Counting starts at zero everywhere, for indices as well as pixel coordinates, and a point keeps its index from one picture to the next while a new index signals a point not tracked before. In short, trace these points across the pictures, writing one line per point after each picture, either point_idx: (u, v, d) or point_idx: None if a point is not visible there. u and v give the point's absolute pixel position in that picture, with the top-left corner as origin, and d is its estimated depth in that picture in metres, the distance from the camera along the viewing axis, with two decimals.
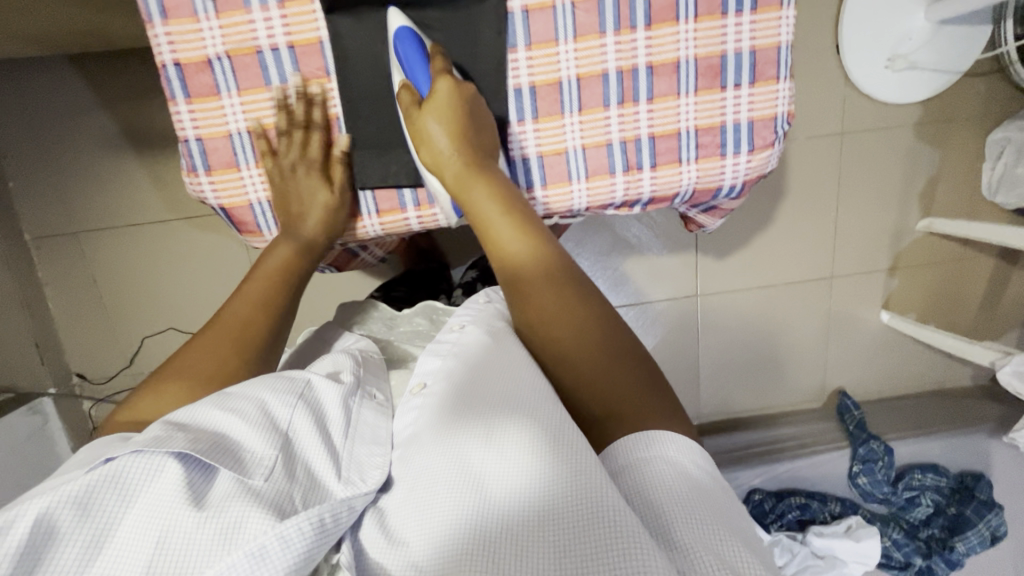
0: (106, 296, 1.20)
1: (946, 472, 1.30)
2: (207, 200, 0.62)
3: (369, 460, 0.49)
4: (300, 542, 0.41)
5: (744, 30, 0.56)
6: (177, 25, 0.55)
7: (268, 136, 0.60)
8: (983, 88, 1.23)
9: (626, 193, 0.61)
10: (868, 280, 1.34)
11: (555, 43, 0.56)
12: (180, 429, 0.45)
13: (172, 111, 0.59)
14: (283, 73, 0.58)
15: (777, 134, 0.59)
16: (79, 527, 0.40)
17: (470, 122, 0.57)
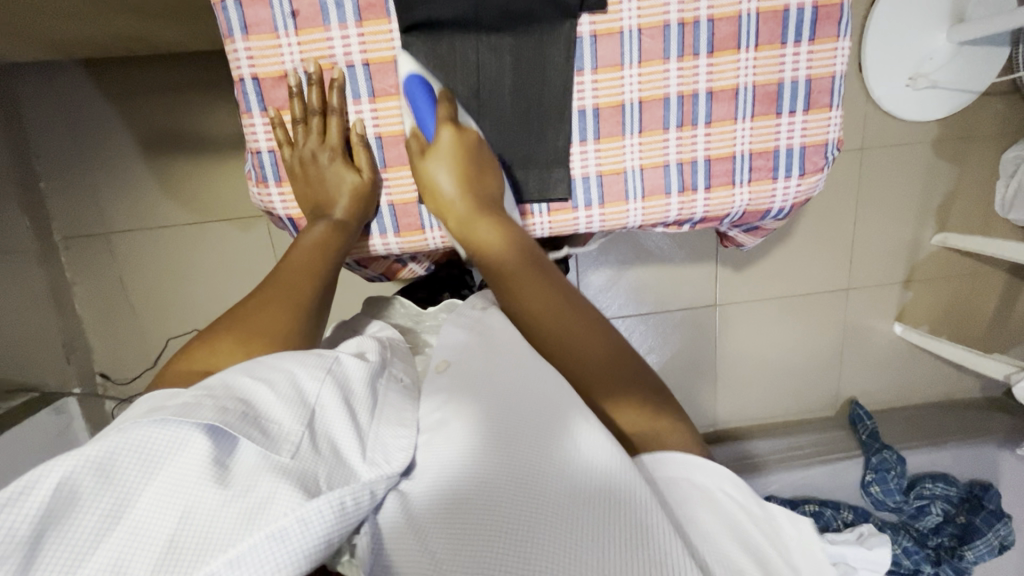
0: (132, 296, 1.21)
1: (956, 482, 1.33)
2: (274, 211, 0.63)
3: (394, 442, 0.46)
4: (320, 525, 0.38)
5: (801, 60, 0.59)
6: (258, 41, 0.56)
7: (286, 127, 0.60)
8: (1000, 107, 1.26)
9: (679, 212, 0.63)
10: (883, 293, 1.37)
11: (620, 67, 0.59)
12: (208, 396, 0.42)
13: (246, 124, 0.60)
14: (357, 90, 0.59)
15: (828, 160, 0.62)
16: (97, 497, 0.36)
17: (472, 163, 0.60)
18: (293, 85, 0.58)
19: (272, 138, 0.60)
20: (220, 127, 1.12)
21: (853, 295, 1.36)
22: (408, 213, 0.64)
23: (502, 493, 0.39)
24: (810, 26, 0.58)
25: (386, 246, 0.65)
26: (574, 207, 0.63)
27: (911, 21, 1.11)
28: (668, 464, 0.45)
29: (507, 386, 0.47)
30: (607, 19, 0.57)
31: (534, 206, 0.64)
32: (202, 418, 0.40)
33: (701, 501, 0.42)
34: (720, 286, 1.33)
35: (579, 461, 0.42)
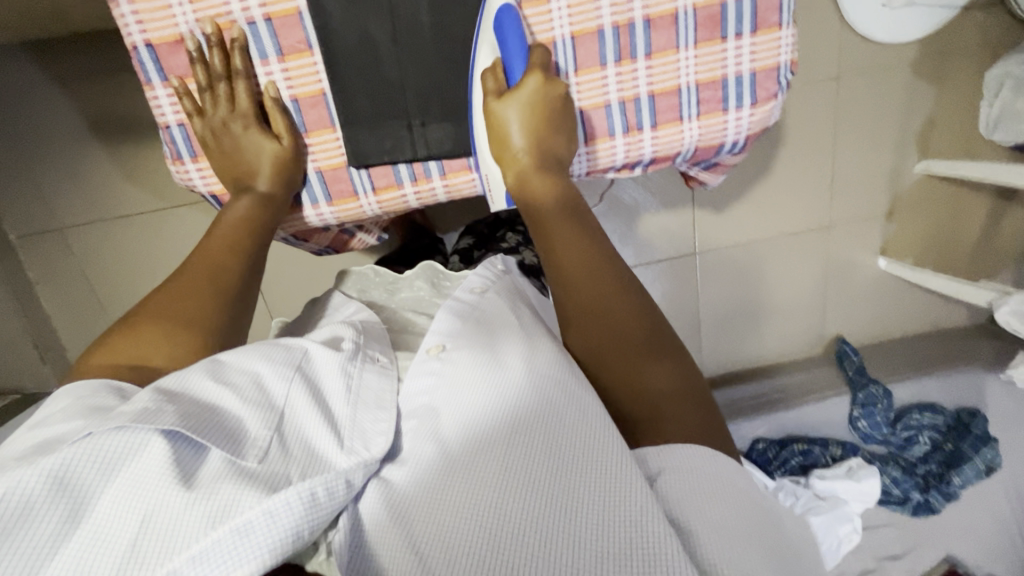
0: (100, 290, 1.19)
1: (943, 411, 1.33)
2: (196, 188, 0.60)
3: (373, 427, 0.47)
4: (288, 518, 0.38)
5: None
6: (144, 2, 0.52)
7: (192, 95, 0.56)
8: (983, 20, 1.19)
9: (626, 154, 0.60)
10: (867, 227, 1.34)
11: (547, 0, 0.55)
12: (168, 402, 0.41)
13: (150, 96, 0.56)
14: (264, 49, 0.55)
15: (780, 85, 0.59)
16: (51, 505, 0.35)
17: (551, 117, 0.57)
18: (191, 50, 0.54)
19: (179, 109, 0.56)
20: None
21: (835, 231, 1.34)
22: (338, 178, 0.60)
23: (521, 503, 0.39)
24: None
25: (320, 216, 0.62)
26: None
27: None
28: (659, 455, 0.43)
29: (498, 378, 0.46)
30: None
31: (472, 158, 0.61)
32: (162, 423, 0.39)
33: (688, 480, 0.42)
34: (698, 233, 1.30)
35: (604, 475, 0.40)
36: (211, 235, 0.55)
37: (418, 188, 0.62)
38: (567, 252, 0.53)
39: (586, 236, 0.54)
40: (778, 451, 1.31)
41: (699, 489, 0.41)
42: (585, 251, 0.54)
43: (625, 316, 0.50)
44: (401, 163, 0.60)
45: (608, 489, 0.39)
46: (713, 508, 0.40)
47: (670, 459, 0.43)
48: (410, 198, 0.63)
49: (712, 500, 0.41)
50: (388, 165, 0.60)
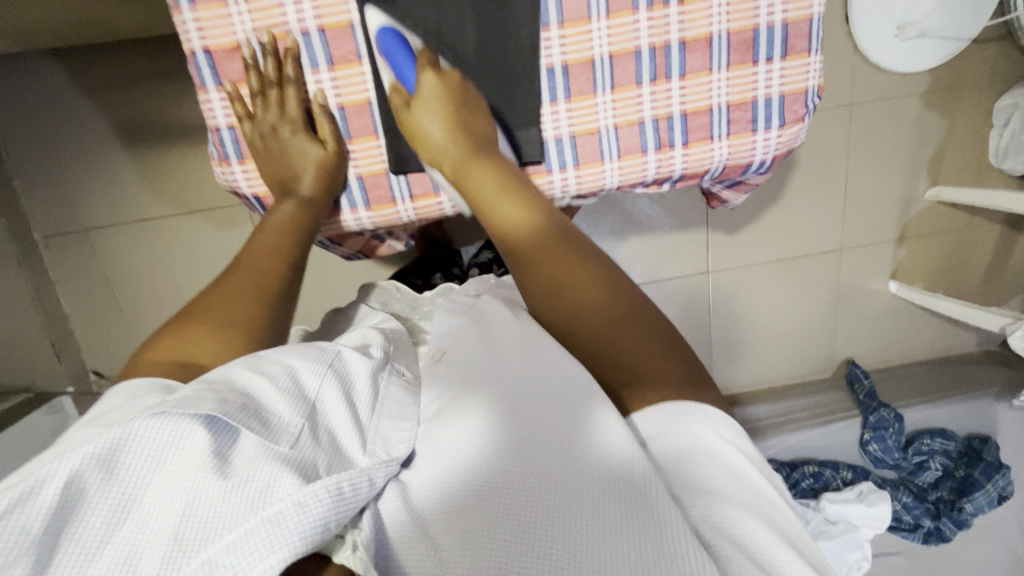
0: (118, 292, 1.20)
1: (954, 436, 1.33)
2: (239, 189, 0.61)
3: (394, 434, 0.48)
4: (316, 508, 0.39)
5: (776, 4, 0.56)
6: (206, 10, 0.54)
7: (244, 100, 0.58)
8: (992, 54, 1.22)
9: (657, 170, 0.61)
10: (878, 251, 1.36)
11: (587, 20, 0.56)
12: (208, 389, 0.42)
13: (203, 100, 0.58)
14: (315, 58, 0.57)
15: (807, 109, 0.60)
16: (102, 494, 0.37)
17: (461, 108, 0.57)
18: (247, 56, 0.56)
19: (230, 113, 0.58)
20: (192, 114, 1.09)
21: (847, 254, 1.35)
22: (377, 184, 0.62)
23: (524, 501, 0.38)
24: None
25: (357, 221, 0.64)
26: (548, 170, 0.61)
27: None
28: (656, 415, 0.46)
29: (513, 381, 0.47)
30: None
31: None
32: (202, 410, 0.40)
33: (686, 454, 0.44)
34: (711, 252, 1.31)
35: (625, 485, 0.40)
36: (258, 235, 0.58)
37: None
38: (553, 269, 0.53)
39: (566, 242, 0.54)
40: (789, 473, 1.29)
41: (708, 473, 0.43)
42: (566, 260, 0.53)
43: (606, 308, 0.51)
44: None
45: (630, 498, 0.39)
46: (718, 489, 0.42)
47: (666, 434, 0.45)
48: (446, 206, 0.64)
49: (709, 489, 0.41)
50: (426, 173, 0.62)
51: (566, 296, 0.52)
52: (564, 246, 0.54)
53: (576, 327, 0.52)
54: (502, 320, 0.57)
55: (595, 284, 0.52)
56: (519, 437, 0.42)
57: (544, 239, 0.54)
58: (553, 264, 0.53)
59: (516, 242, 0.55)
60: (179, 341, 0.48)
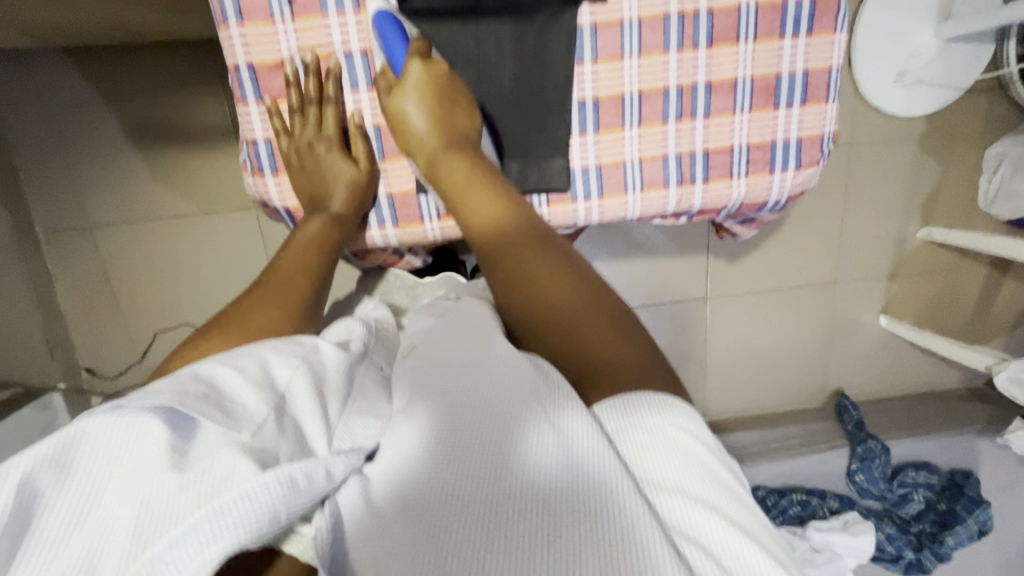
0: (118, 289, 1.18)
1: (937, 470, 1.37)
2: (270, 201, 0.63)
3: (363, 430, 0.46)
4: (269, 500, 0.36)
5: (799, 53, 0.59)
6: (254, 28, 0.56)
7: (283, 114, 0.60)
8: (985, 103, 1.28)
9: (678, 204, 0.63)
10: (870, 286, 1.40)
11: (620, 58, 0.59)
12: (175, 384, 0.41)
13: (242, 113, 0.60)
14: (356, 78, 0.60)
15: (823, 152, 0.63)
16: (60, 493, 0.36)
17: (441, 96, 0.59)
18: (290, 74, 0.58)
19: (267, 127, 0.60)
20: (207, 117, 1.10)
21: (841, 288, 1.39)
22: (407, 204, 0.64)
23: (524, 517, 0.34)
24: (807, 18, 0.58)
25: (384, 237, 0.65)
26: (573, 199, 0.63)
27: (899, 18, 1.13)
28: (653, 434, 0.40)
29: (481, 387, 0.42)
30: (607, 10, 0.57)
31: (534, 196, 0.63)
32: (161, 402, 0.39)
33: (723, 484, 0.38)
34: (711, 279, 1.34)
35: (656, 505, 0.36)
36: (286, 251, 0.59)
37: None
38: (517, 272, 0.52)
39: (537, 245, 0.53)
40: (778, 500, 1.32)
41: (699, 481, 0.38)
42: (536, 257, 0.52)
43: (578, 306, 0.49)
44: None
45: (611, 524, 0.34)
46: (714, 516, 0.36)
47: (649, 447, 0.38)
48: None
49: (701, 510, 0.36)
50: None
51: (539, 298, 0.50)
52: (540, 250, 0.53)
53: (553, 333, 0.47)
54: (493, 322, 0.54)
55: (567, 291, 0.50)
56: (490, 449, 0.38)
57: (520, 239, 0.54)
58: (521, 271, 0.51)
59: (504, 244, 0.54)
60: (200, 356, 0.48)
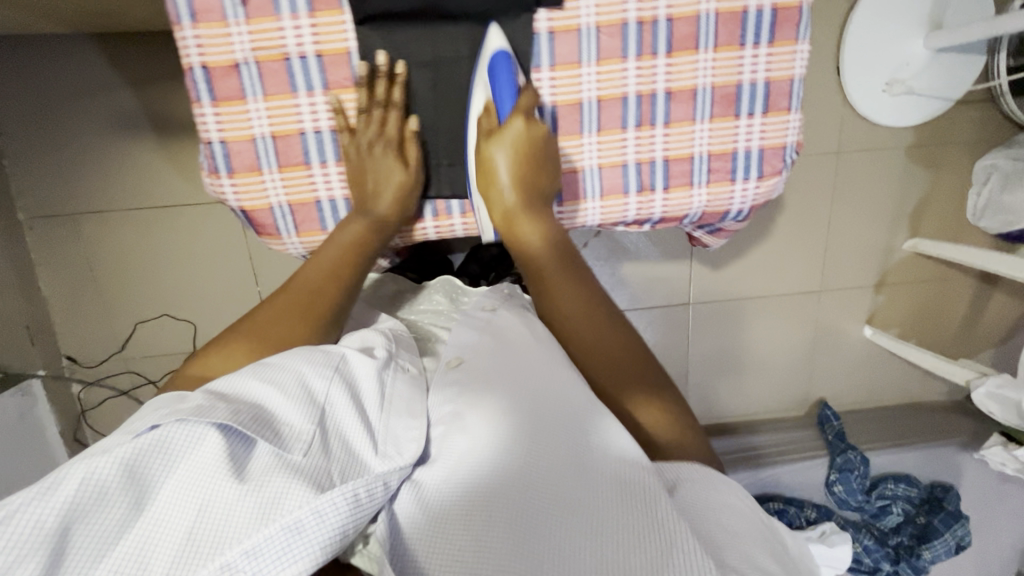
0: (99, 278, 1.19)
1: (917, 483, 1.36)
2: (227, 203, 0.62)
3: (404, 433, 0.53)
4: (333, 516, 0.44)
5: (760, 63, 0.59)
6: (207, 29, 0.55)
7: (241, 117, 0.59)
8: (976, 115, 1.27)
9: (637, 212, 0.64)
10: (856, 296, 1.39)
11: (578, 65, 0.59)
12: (220, 400, 0.48)
13: (196, 113, 0.59)
14: (312, 81, 0.59)
15: (785, 163, 0.63)
16: (120, 493, 0.42)
17: (534, 153, 0.60)
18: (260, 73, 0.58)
19: (224, 129, 0.59)
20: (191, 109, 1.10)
21: (826, 297, 1.38)
22: None
23: (562, 519, 0.44)
24: (769, 27, 0.58)
25: None
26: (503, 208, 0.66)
27: (886, 27, 1.13)
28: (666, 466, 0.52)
29: (514, 416, 0.51)
30: (564, 17, 0.58)
31: None
32: (217, 418, 0.46)
33: (698, 494, 0.50)
34: (695, 284, 1.34)
35: (635, 508, 0.45)
36: (322, 251, 0.63)
37: (439, 222, 0.68)
38: (568, 303, 0.63)
39: (590, 290, 0.64)
40: None
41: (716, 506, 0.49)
42: (580, 295, 0.63)
43: (624, 351, 0.61)
44: (425, 200, 0.67)
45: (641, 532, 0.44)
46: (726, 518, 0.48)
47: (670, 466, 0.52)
48: (430, 231, 0.69)
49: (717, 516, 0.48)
50: None
51: (581, 331, 0.62)
52: (580, 288, 0.64)
53: (605, 379, 0.59)
54: (529, 348, 0.60)
55: (593, 334, 0.62)
56: (533, 469, 0.47)
57: (553, 267, 0.64)
58: (568, 311, 0.63)
59: (542, 277, 0.64)
60: (224, 359, 0.54)
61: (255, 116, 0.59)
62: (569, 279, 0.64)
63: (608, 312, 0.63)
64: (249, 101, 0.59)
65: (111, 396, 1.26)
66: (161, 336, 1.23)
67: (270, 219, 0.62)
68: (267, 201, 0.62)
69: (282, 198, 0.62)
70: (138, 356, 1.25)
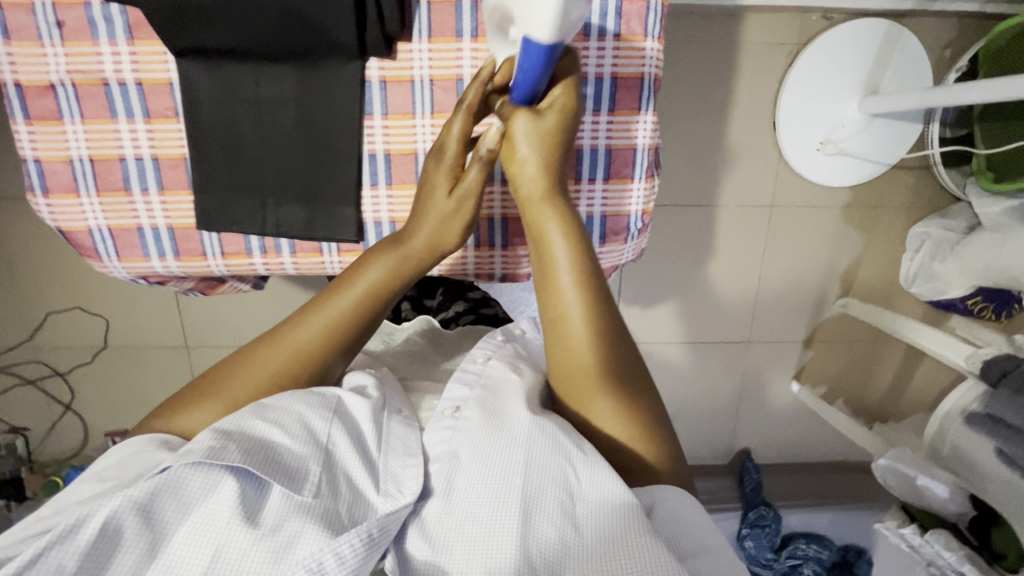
0: (9, 266, 1.17)
1: (830, 544, 1.34)
2: (44, 219, 0.65)
3: (403, 472, 0.54)
4: (352, 558, 0.46)
5: (600, 130, 0.65)
6: (20, 47, 0.59)
7: (56, 137, 0.62)
8: (913, 181, 1.26)
9: (477, 265, 0.74)
10: (785, 350, 1.38)
11: (412, 115, 0.64)
12: (229, 440, 0.48)
13: (13, 129, 0.62)
14: (131, 108, 0.62)
15: (629, 230, 0.70)
16: (134, 538, 0.43)
17: (562, 139, 0.61)
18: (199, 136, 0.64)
19: (38, 147, 0.62)
20: None
21: (754, 348, 1.37)
22: (188, 238, 0.66)
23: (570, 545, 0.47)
24: (609, 96, 0.64)
25: (165, 268, 0.68)
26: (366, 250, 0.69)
27: (821, 88, 1.12)
28: (655, 495, 0.53)
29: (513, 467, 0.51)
30: (396, 66, 0.63)
31: (325, 244, 0.68)
32: (231, 461, 0.46)
33: (676, 516, 0.51)
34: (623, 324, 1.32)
35: (628, 516, 0.48)
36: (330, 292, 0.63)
37: (267, 259, 0.68)
38: (570, 323, 0.59)
39: (604, 304, 0.61)
40: None
41: (694, 538, 0.50)
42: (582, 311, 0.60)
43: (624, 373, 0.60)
44: (253, 235, 0.67)
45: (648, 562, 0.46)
46: (700, 536, 0.50)
47: (661, 497, 0.52)
48: (258, 265, 0.69)
49: (696, 532, 0.50)
50: (239, 234, 0.67)
51: (590, 347, 0.59)
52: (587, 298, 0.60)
53: (597, 399, 0.58)
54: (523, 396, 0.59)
55: (595, 341, 0.59)
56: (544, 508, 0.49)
57: (567, 276, 0.60)
58: (578, 327, 0.59)
59: (551, 289, 0.60)
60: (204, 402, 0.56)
61: (72, 137, 0.62)
62: (584, 293, 0.59)
63: (615, 333, 0.61)
64: (66, 122, 0.61)
65: (19, 383, 1.25)
66: (72, 329, 1.22)
67: (86, 241, 0.65)
68: (86, 223, 0.65)
69: (101, 222, 0.65)
70: (47, 347, 1.24)
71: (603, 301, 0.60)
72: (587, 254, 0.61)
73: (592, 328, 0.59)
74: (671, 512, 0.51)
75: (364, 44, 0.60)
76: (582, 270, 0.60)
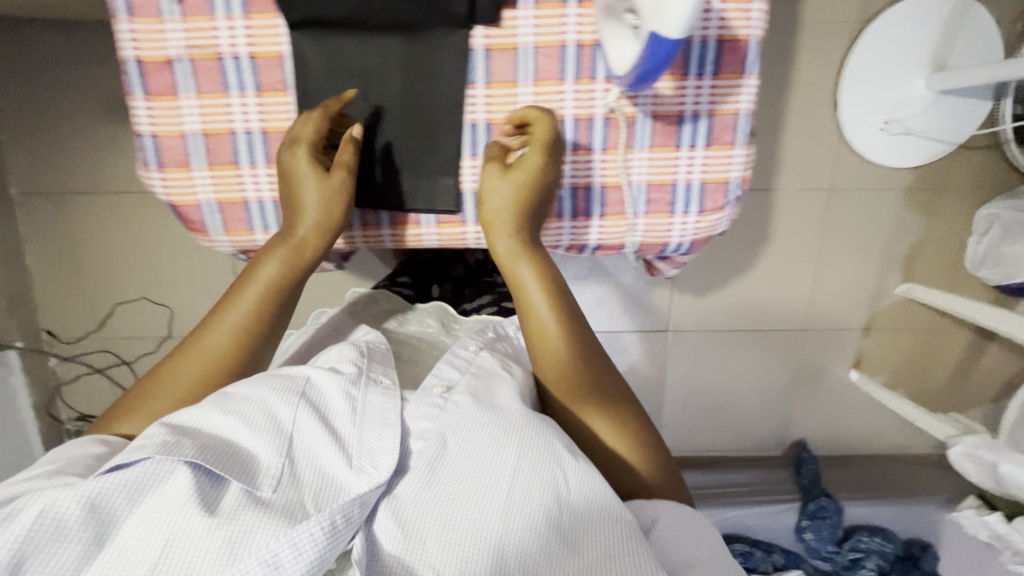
0: (81, 257, 1.21)
1: (893, 538, 1.30)
2: (156, 192, 0.69)
3: (379, 444, 0.54)
4: (311, 548, 0.45)
5: (703, 94, 0.66)
6: (142, 23, 0.63)
7: (171, 112, 0.66)
8: (978, 162, 1.22)
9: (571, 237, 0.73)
10: (843, 338, 1.34)
11: (516, 83, 0.67)
12: (187, 436, 0.50)
13: (132, 105, 0.66)
14: (243, 82, 0.66)
15: (727, 198, 0.71)
16: (80, 527, 0.44)
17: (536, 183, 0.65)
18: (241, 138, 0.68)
19: (155, 122, 0.66)
20: None
21: (811, 335, 1.34)
22: None
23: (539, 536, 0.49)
24: (714, 60, 0.65)
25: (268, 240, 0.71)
26: (463, 221, 0.71)
27: (887, 66, 1.10)
28: (650, 509, 0.58)
29: (476, 460, 0.53)
30: (501, 36, 0.65)
31: (423, 216, 0.71)
32: (184, 455, 0.47)
33: (673, 532, 0.55)
34: (676, 312, 1.30)
35: (609, 526, 0.51)
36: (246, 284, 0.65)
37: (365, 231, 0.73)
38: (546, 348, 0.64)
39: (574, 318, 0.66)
40: None
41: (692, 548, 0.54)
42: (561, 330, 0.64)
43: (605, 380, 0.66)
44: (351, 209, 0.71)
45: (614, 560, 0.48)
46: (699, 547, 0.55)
47: (661, 510, 0.58)
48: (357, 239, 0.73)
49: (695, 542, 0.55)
50: None
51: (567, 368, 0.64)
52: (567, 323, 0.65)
53: (588, 410, 0.64)
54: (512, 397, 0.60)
55: (568, 351, 0.64)
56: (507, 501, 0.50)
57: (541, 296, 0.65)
58: (550, 348, 0.64)
59: (530, 320, 0.65)
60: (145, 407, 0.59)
61: (186, 111, 0.66)
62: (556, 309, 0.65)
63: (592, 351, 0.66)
64: (181, 97, 0.65)
65: (85, 372, 1.29)
66: (136, 319, 1.26)
67: (196, 214, 0.69)
68: (196, 196, 0.68)
69: (211, 194, 0.68)
70: (114, 337, 1.28)
71: (573, 307, 0.66)
72: (559, 281, 0.66)
73: (561, 348, 0.64)
74: (665, 528, 0.56)
75: (473, 12, 0.63)
76: (552, 292, 0.65)
